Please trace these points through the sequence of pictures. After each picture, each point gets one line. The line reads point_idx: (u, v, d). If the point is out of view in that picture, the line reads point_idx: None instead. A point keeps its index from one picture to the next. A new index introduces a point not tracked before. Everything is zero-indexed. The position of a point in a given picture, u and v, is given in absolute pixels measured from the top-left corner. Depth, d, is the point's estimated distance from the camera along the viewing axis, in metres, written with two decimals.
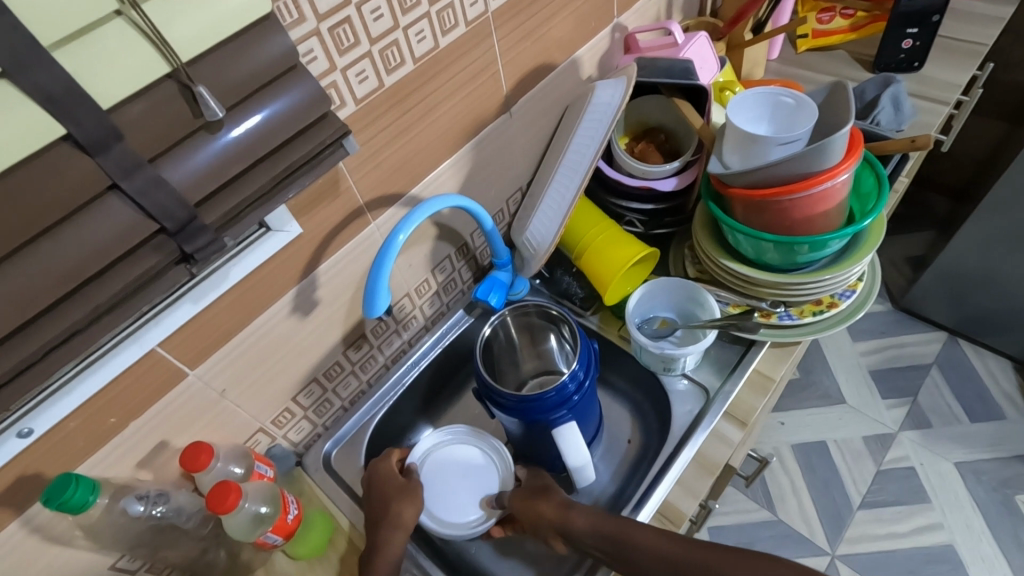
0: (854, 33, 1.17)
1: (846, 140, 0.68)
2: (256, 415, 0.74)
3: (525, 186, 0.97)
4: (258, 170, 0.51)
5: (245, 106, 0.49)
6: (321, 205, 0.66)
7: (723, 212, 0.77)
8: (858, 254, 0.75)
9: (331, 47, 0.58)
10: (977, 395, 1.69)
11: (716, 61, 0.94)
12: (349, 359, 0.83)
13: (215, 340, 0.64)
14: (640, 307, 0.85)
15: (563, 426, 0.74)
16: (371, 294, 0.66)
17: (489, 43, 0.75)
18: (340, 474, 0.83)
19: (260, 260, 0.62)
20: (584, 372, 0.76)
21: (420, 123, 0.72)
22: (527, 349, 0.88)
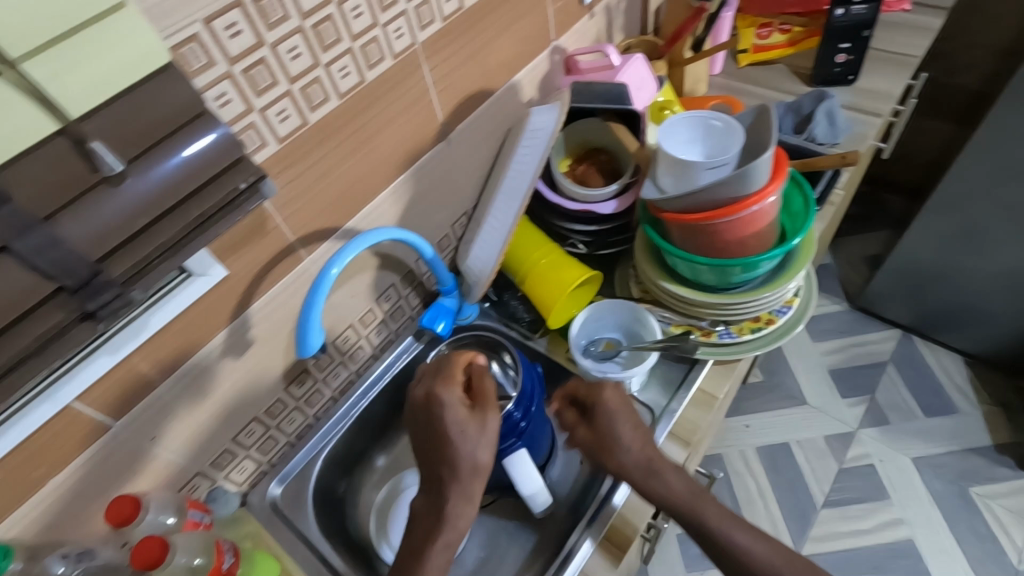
0: (793, 47, 1.19)
1: (771, 164, 0.70)
2: (193, 459, 0.72)
3: (472, 210, 0.96)
4: (167, 221, 0.50)
5: (149, 157, 0.48)
6: (247, 246, 0.64)
7: (660, 236, 0.78)
8: (791, 272, 0.76)
9: (247, 89, 0.56)
10: (932, 390, 1.71)
11: (654, 80, 0.95)
12: (292, 395, 0.82)
13: (139, 388, 0.62)
14: (585, 329, 0.85)
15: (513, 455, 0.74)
16: (304, 333, 0.66)
17: (421, 73, 0.74)
18: (286, 511, 0.82)
19: (183, 306, 0.60)
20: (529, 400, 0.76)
21: (353, 156, 0.71)
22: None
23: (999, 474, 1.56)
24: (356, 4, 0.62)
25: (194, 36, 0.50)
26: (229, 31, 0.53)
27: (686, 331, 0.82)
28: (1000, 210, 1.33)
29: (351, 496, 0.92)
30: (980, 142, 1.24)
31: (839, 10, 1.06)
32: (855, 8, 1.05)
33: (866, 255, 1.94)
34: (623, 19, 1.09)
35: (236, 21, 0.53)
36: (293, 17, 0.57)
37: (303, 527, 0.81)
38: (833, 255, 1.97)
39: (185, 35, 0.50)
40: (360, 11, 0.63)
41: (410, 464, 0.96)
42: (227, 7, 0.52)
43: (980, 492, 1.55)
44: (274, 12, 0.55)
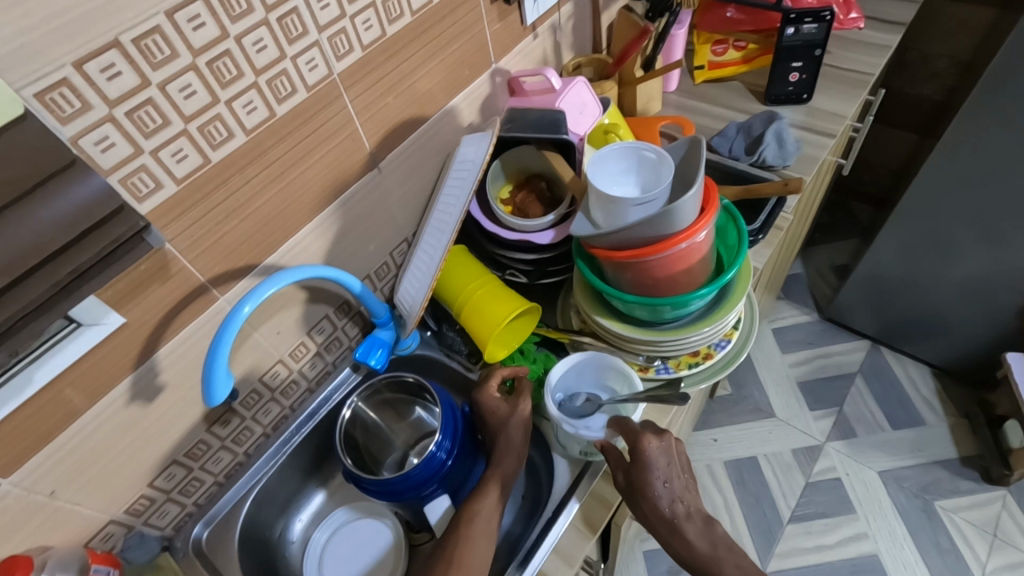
0: (747, 65, 1.18)
1: (700, 199, 0.68)
2: (102, 508, 0.69)
3: (412, 237, 0.93)
4: (34, 279, 0.47)
5: (6, 215, 0.44)
6: (148, 289, 0.61)
7: (594, 271, 0.76)
8: (727, 306, 0.74)
9: (133, 131, 0.53)
10: (898, 402, 1.70)
11: (597, 104, 0.92)
12: (216, 435, 0.79)
13: (32, 443, 0.59)
14: (563, 380, 0.79)
15: (435, 500, 0.72)
16: (209, 381, 0.62)
17: (342, 103, 0.71)
18: (210, 555, 0.79)
19: (72, 359, 0.57)
20: (451, 439, 0.73)
21: (269, 189, 0.68)
22: (400, 415, 0.87)
23: (963, 486, 1.55)
24: (258, 36, 0.59)
25: (63, 80, 0.47)
26: (106, 73, 0.50)
27: None
28: (966, 220, 1.32)
29: (284, 534, 0.89)
30: (943, 153, 1.22)
31: (789, 30, 1.05)
32: (806, 28, 1.04)
33: (834, 265, 1.93)
34: (572, 36, 1.07)
35: (114, 63, 0.50)
36: (183, 55, 0.54)
37: (227, 572, 0.78)
38: (801, 266, 1.97)
39: (53, 80, 0.47)
40: (264, 45, 0.60)
41: (349, 498, 0.93)
42: (102, 49, 0.49)
43: (945, 505, 1.53)
44: (158, 51, 0.52)
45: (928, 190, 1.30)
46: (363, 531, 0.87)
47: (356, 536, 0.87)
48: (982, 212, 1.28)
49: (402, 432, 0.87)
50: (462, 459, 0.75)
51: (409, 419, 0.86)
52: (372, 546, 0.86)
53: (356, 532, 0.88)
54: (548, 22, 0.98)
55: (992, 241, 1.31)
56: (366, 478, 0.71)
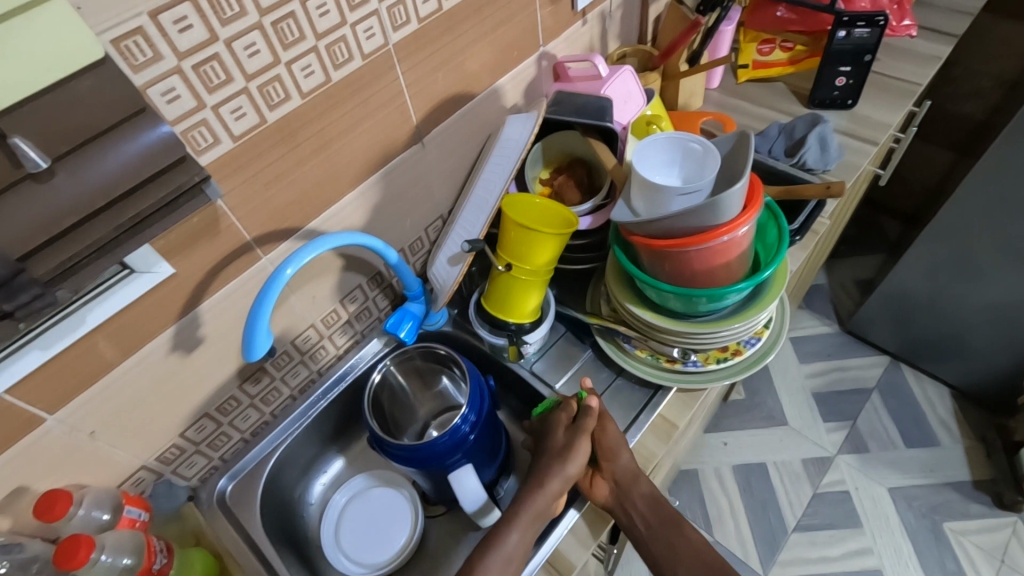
0: (793, 66, 1.17)
1: (744, 193, 0.67)
2: (137, 453, 0.71)
3: (447, 214, 0.94)
4: (98, 221, 0.48)
5: (79, 155, 0.46)
6: (200, 242, 0.63)
7: (629, 258, 0.77)
8: (761, 304, 0.74)
9: (198, 85, 0.55)
10: (913, 421, 1.69)
11: (642, 95, 0.92)
12: (247, 393, 0.81)
13: (82, 381, 0.61)
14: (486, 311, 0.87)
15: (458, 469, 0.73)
16: (249, 337, 0.63)
17: (395, 74, 0.72)
18: (233, 510, 0.80)
19: (123, 304, 0.59)
20: (476, 413, 0.75)
21: (316, 156, 0.69)
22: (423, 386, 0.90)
23: (972, 510, 1.54)
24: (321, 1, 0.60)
25: (138, 29, 0.49)
26: (178, 25, 0.51)
27: (651, 355, 0.81)
28: (995, 242, 1.30)
29: (304, 495, 0.92)
30: (982, 173, 1.20)
31: (841, 33, 1.03)
32: (857, 32, 1.02)
33: (858, 278, 1.91)
34: (619, 27, 1.07)
35: (186, 16, 0.51)
36: (250, 14, 0.55)
37: (250, 528, 0.80)
38: (825, 277, 1.95)
39: (128, 28, 0.48)
40: (326, 10, 0.61)
41: (367, 466, 0.95)
42: (176, 1, 0.50)
43: (954, 527, 1.52)
44: (228, 8, 0.53)
45: (964, 208, 1.28)
46: (379, 498, 0.89)
47: (372, 503, 0.89)
48: (1016, 234, 1.25)
49: (426, 403, 0.90)
50: (483, 431, 0.76)
51: (434, 389, 0.89)
52: (387, 512, 0.88)
53: (377, 501, 0.89)
54: (599, 9, 0.98)
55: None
56: (392, 442, 0.72)
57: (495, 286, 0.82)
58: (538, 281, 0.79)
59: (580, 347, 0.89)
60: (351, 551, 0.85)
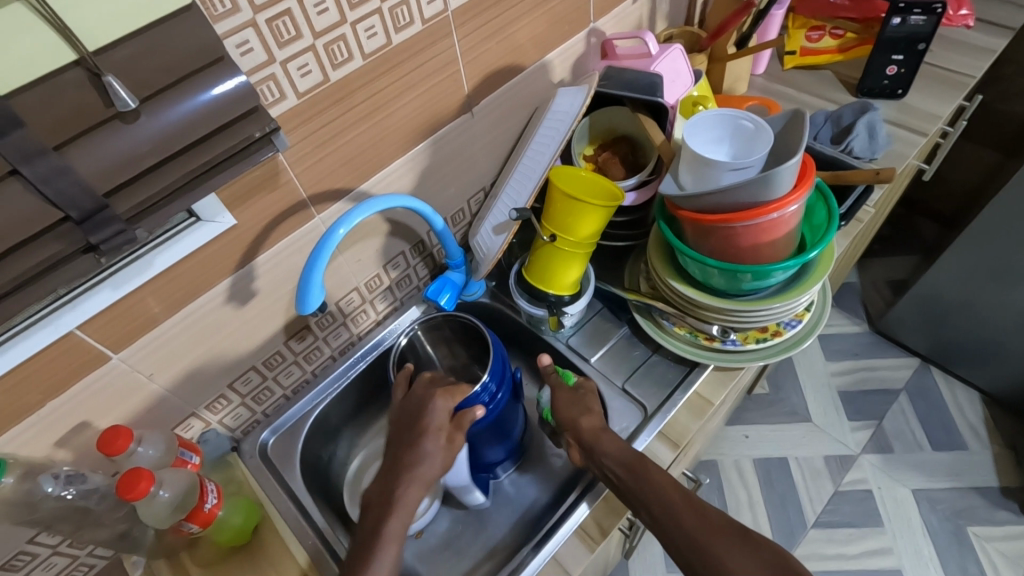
0: (842, 54, 1.15)
1: (796, 171, 0.67)
2: (189, 399, 0.74)
3: (489, 187, 0.96)
4: (176, 163, 0.51)
5: (162, 98, 0.48)
6: (259, 195, 0.65)
7: (673, 233, 0.77)
8: (805, 285, 0.74)
9: (269, 39, 0.56)
10: (940, 424, 1.66)
11: (690, 74, 0.92)
12: (291, 350, 0.83)
13: (144, 323, 0.63)
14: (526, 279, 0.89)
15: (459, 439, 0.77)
16: (304, 290, 0.65)
17: (450, 42, 0.73)
18: (274, 462, 0.83)
19: (188, 250, 0.61)
20: (497, 384, 0.77)
21: (371, 118, 0.70)
22: (449, 359, 0.94)
23: (998, 516, 1.51)
24: None
25: None
26: None
27: (690, 332, 0.82)
28: None
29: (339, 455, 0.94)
30: None
31: (896, 20, 1.01)
32: (913, 19, 1.00)
33: (891, 278, 1.88)
34: (668, 7, 1.06)
35: None
36: None
37: (289, 480, 0.82)
38: (856, 276, 1.93)
39: None
40: None
41: None
42: None
43: (978, 532, 1.50)
44: None
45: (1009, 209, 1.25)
46: None
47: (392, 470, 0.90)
48: None
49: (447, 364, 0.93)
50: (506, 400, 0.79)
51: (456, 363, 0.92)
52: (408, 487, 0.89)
53: None
54: None
55: None
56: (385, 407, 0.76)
57: (536, 257, 0.83)
58: (580, 254, 0.80)
59: (617, 323, 0.90)
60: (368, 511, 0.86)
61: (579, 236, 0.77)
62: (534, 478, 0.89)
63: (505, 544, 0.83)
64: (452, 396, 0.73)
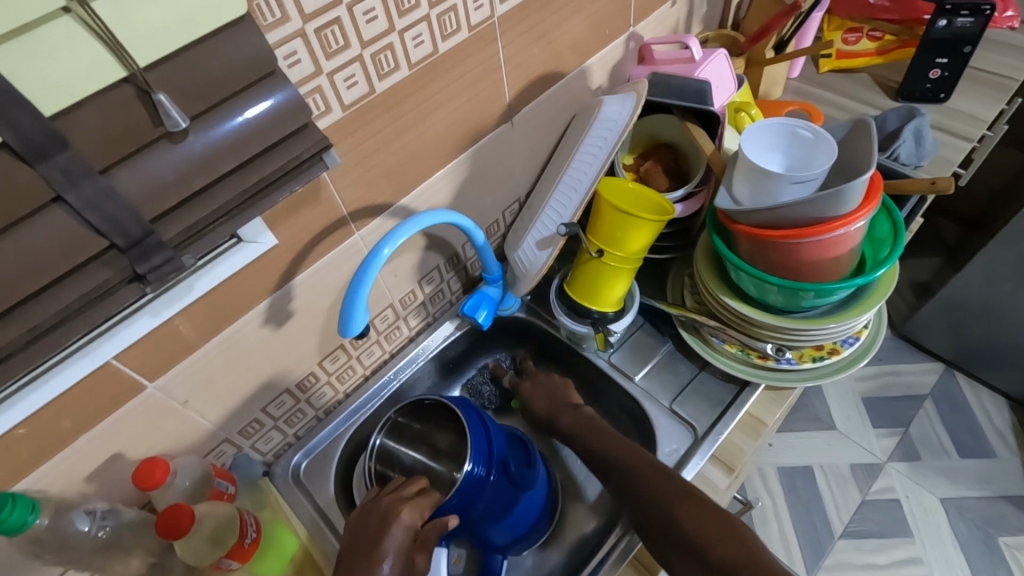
0: (881, 57, 1.12)
1: (865, 185, 0.64)
2: (223, 424, 0.71)
3: (524, 197, 0.92)
4: (225, 184, 0.47)
5: (213, 114, 0.45)
6: (301, 212, 0.61)
7: (727, 248, 0.74)
8: (867, 303, 0.71)
9: (318, 50, 0.53)
10: (968, 430, 1.63)
11: (734, 79, 0.89)
12: (325, 370, 0.80)
13: (182, 349, 0.60)
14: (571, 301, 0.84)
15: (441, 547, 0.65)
16: (347, 312, 0.62)
17: (495, 49, 0.69)
18: (308, 487, 0.80)
19: (229, 272, 0.58)
20: (486, 465, 0.66)
21: (414, 129, 0.67)
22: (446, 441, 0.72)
23: None
24: None
25: None
26: None
27: (741, 350, 0.78)
28: None
29: None
30: None
31: (941, 21, 0.97)
32: (960, 21, 0.96)
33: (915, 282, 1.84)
34: (704, 9, 1.03)
35: None
36: None
37: (323, 505, 0.79)
38: None
39: None
40: None
41: None
42: None
43: (1010, 541, 1.47)
44: None
45: None
46: None
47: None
48: None
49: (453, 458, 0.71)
50: (500, 479, 0.68)
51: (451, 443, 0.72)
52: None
53: None
54: None
55: None
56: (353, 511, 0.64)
57: (580, 271, 0.80)
58: (626, 269, 0.76)
59: (659, 338, 0.86)
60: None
61: (630, 249, 0.74)
62: (576, 500, 0.86)
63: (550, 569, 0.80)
64: (420, 507, 0.62)
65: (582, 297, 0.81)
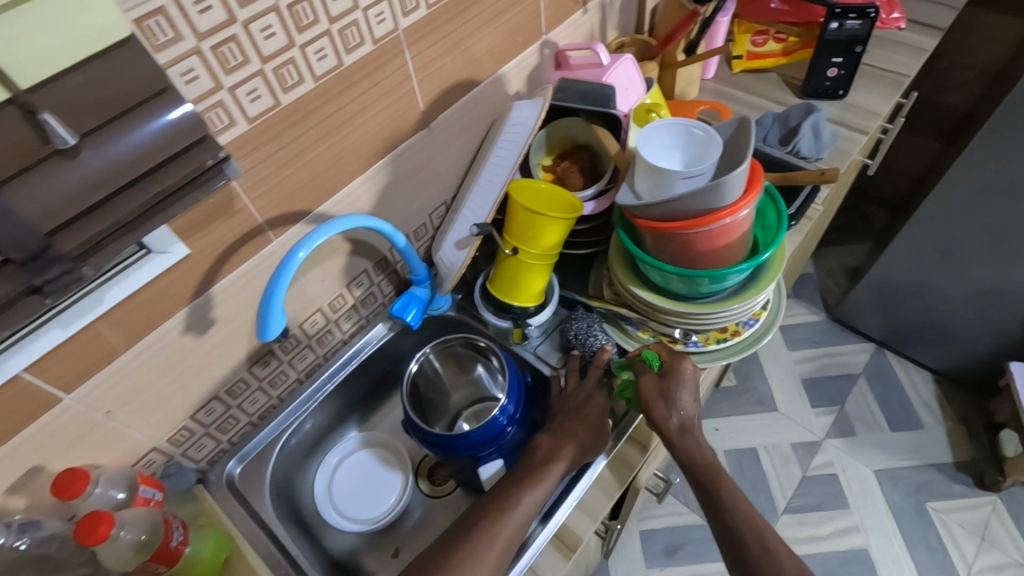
0: (787, 58, 1.19)
1: (746, 177, 0.69)
2: (151, 434, 0.72)
3: (451, 200, 0.96)
4: (126, 196, 0.49)
5: (106, 130, 0.46)
6: (214, 222, 0.63)
7: (633, 241, 0.79)
8: (760, 285, 0.77)
9: (215, 66, 0.55)
10: (898, 404, 1.73)
11: (642, 82, 0.94)
12: (256, 375, 0.81)
13: (97, 362, 0.61)
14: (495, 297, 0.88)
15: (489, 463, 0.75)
16: (265, 317, 0.65)
17: (403, 60, 0.73)
18: (244, 492, 0.81)
19: (141, 282, 0.59)
20: (515, 406, 0.77)
21: (327, 139, 0.69)
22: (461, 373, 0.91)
23: (955, 490, 1.59)
24: None
25: (159, 10, 0.49)
26: (197, 6, 0.52)
27: (653, 336, 0.83)
28: (976, 234, 1.33)
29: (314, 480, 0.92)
30: (964, 163, 1.23)
31: (833, 24, 1.05)
32: (849, 23, 1.04)
33: (846, 266, 1.94)
34: (618, 16, 1.08)
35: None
36: None
37: (260, 509, 0.80)
38: (813, 266, 1.99)
39: (149, 9, 0.49)
40: None
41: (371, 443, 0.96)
42: None
43: (937, 506, 1.57)
44: None
45: (951, 200, 1.30)
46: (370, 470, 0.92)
47: (362, 466, 0.93)
48: (997, 224, 1.29)
49: (460, 391, 0.92)
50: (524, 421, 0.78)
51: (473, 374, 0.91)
52: (381, 473, 0.92)
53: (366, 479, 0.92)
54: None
55: (998, 255, 1.33)
56: (427, 430, 0.75)
57: (501, 269, 0.83)
58: (543, 265, 0.81)
59: None
60: (345, 509, 0.89)
61: (541, 244, 0.78)
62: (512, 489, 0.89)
63: None
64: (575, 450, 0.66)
65: (503, 293, 0.85)
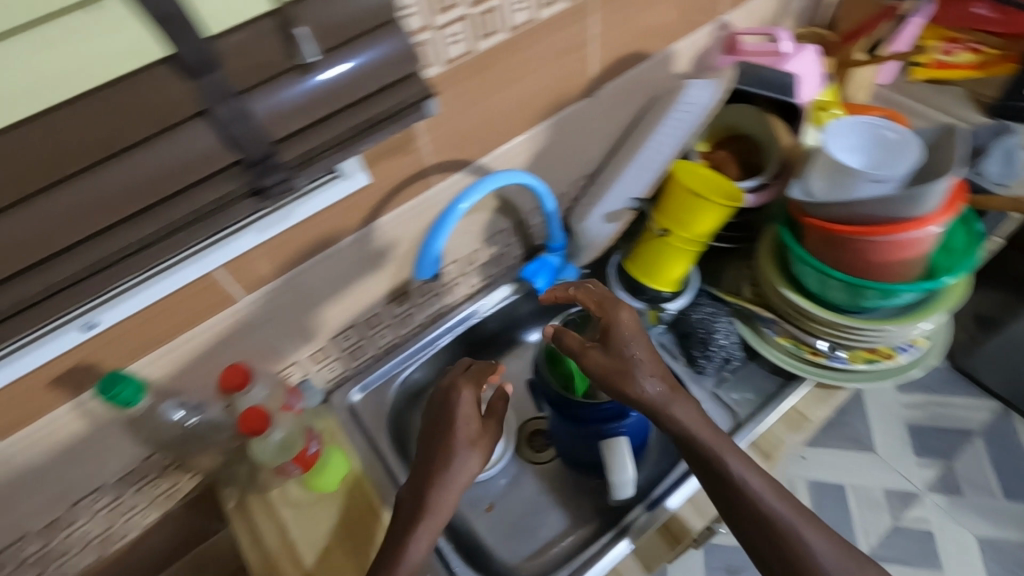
0: (981, 70, 1.06)
1: (946, 192, 0.64)
2: (296, 347, 0.77)
3: (594, 173, 0.95)
4: (341, 117, 0.52)
5: (339, 52, 0.49)
6: (391, 158, 0.66)
7: (795, 240, 0.75)
8: (930, 311, 0.71)
9: (431, 4, 0.57)
10: (1017, 473, 1.57)
11: (820, 77, 0.88)
12: (390, 312, 0.85)
13: (272, 269, 0.66)
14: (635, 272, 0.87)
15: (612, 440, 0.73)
16: (424, 257, 0.68)
17: (587, 23, 0.72)
18: (363, 418, 0.85)
19: (324, 203, 0.63)
20: None
21: (503, 92, 0.70)
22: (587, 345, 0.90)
23: None
24: None
25: None
26: None
27: (793, 344, 0.78)
28: None
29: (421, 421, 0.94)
30: None
31: None
32: None
33: None
34: (797, 5, 1.02)
35: None
36: None
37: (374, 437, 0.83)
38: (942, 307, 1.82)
39: None
40: None
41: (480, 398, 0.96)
42: None
43: None
44: None
45: None
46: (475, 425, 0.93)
47: None
48: None
49: None
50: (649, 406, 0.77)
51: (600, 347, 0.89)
52: None
53: None
54: None
55: None
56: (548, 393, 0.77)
57: (643, 249, 0.83)
58: (689, 251, 0.79)
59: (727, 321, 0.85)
60: None
61: (691, 229, 0.76)
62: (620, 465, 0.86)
63: (576, 528, 0.83)
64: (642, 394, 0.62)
65: (644, 271, 0.84)
